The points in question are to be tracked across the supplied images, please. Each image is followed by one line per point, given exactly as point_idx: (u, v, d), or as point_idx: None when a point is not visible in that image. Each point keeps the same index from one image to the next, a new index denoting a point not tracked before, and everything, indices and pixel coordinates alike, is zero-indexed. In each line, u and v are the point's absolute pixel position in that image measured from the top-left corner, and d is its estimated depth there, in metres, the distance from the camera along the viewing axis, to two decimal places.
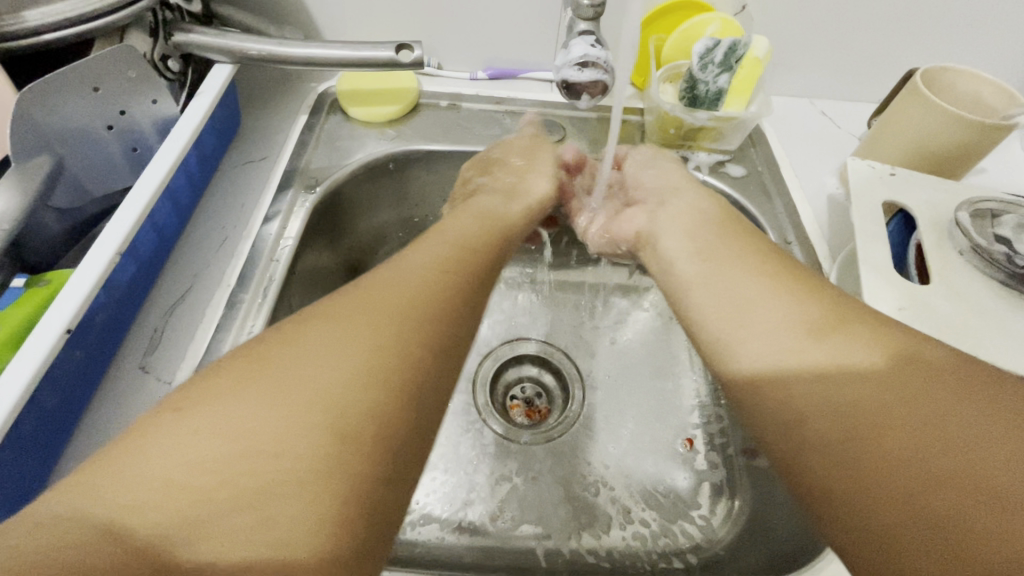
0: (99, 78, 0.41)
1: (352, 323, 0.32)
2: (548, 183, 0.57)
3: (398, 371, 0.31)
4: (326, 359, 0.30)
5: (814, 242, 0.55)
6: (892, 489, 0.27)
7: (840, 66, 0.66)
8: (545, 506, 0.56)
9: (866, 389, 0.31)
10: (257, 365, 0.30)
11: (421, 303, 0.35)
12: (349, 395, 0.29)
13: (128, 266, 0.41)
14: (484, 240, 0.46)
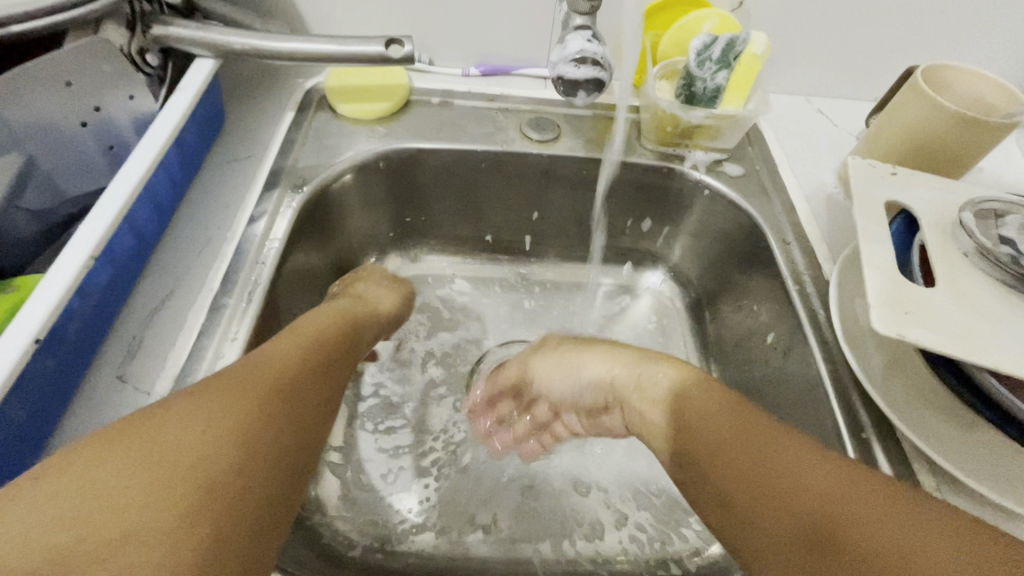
0: (71, 72, 0.40)
1: (220, 388, 0.33)
2: (392, 299, 0.55)
3: (263, 423, 0.32)
4: (194, 427, 0.30)
5: (814, 243, 0.54)
6: (764, 501, 0.32)
7: (837, 64, 0.65)
8: (541, 513, 0.55)
9: (718, 412, 0.38)
10: (141, 431, 0.29)
11: (292, 383, 0.36)
12: (214, 449, 0.30)
13: (104, 270, 0.39)
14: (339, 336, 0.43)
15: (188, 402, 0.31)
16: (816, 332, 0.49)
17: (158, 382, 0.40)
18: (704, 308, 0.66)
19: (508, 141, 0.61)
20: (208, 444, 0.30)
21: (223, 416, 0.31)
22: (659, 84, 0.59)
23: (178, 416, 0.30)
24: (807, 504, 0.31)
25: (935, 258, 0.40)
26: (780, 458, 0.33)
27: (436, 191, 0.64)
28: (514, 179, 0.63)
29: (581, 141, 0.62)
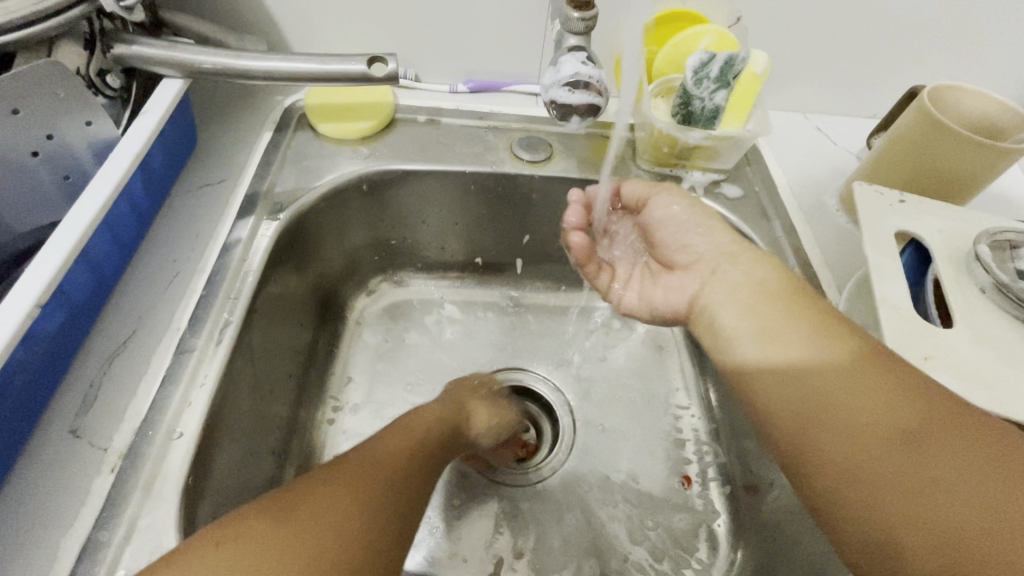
0: (19, 99, 0.36)
1: (348, 491, 0.33)
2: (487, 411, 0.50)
3: (379, 535, 0.32)
4: (327, 519, 0.31)
5: (818, 269, 0.52)
6: (886, 494, 0.31)
7: (836, 81, 0.63)
8: (537, 558, 0.52)
9: (835, 382, 0.35)
10: (286, 516, 0.30)
11: (408, 479, 0.37)
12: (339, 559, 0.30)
13: (55, 313, 0.36)
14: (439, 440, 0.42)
15: (326, 492, 0.32)
16: None
17: (116, 437, 0.37)
18: None
19: (498, 162, 0.58)
20: (339, 535, 0.30)
21: (351, 509, 0.32)
22: (655, 103, 0.57)
23: (320, 501, 0.32)
24: (900, 429, 0.32)
25: (952, 294, 0.38)
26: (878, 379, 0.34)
27: (425, 213, 0.61)
28: (505, 201, 0.60)
29: (575, 161, 0.60)
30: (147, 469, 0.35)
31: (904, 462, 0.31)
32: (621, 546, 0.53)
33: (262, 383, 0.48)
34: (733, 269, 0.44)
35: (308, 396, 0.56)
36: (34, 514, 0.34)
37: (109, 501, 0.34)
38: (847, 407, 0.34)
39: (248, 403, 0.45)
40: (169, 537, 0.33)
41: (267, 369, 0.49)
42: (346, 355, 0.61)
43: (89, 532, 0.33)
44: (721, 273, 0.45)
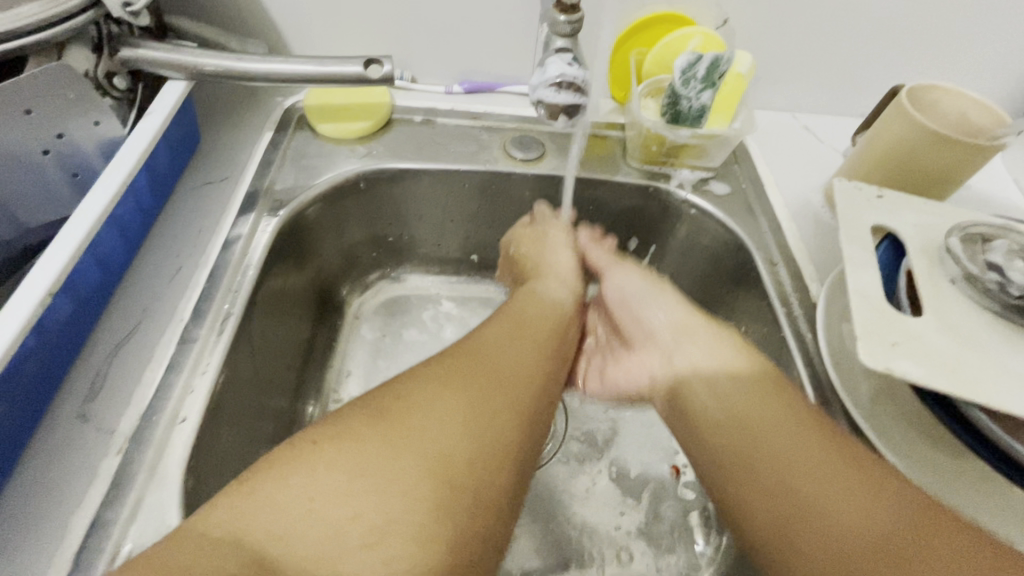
0: (33, 100, 0.38)
1: (450, 387, 0.36)
2: (570, 254, 0.55)
3: (489, 418, 0.35)
4: (431, 416, 0.34)
5: (801, 263, 0.53)
6: (811, 543, 0.33)
7: (821, 81, 0.65)
8: (532, 542, 0.53)
9: (768, 432, 0.38)
10: (392, 416, 0.33)
11: (513, 377, 0.38)
12: (453, 443, 0.33)
13: (65, 303, 0.38)
14: (546, 332, 0.45)
15: (430, 395, 0.35)
16: (805, 357, 0.47)
17: (121, 422, 0.38)
18: None
19: (492, 161, 0.60)
20: (444, 431, 0.33)
21: (454, 406, 0.35)
22: (643, 103, 0.59)
23: (423, 401, 0.34)
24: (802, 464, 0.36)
25: (923, 286, 0.39)
26: (795, 423, 0.38)
27: (422, 210, 0.63)
28: (500, 198, 0.62)
29: (566, 160, 0.61)
30: (151, 452, 0.37)
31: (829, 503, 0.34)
32: (612, 532, 0.54)
33: (262, 374, 0.49)
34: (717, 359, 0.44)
35: (307, 388, 0.57)
36: (44, 494, 0.35)
37: (115, 481, 0.35)
38: (764, 450, 0.38)
39: (248, 392, 0.47)
40: (172, 515, 0.34)
41: (267, 360, 0.50)
42: (344, 349, 0.63)
43: (95, 511, 0.34)
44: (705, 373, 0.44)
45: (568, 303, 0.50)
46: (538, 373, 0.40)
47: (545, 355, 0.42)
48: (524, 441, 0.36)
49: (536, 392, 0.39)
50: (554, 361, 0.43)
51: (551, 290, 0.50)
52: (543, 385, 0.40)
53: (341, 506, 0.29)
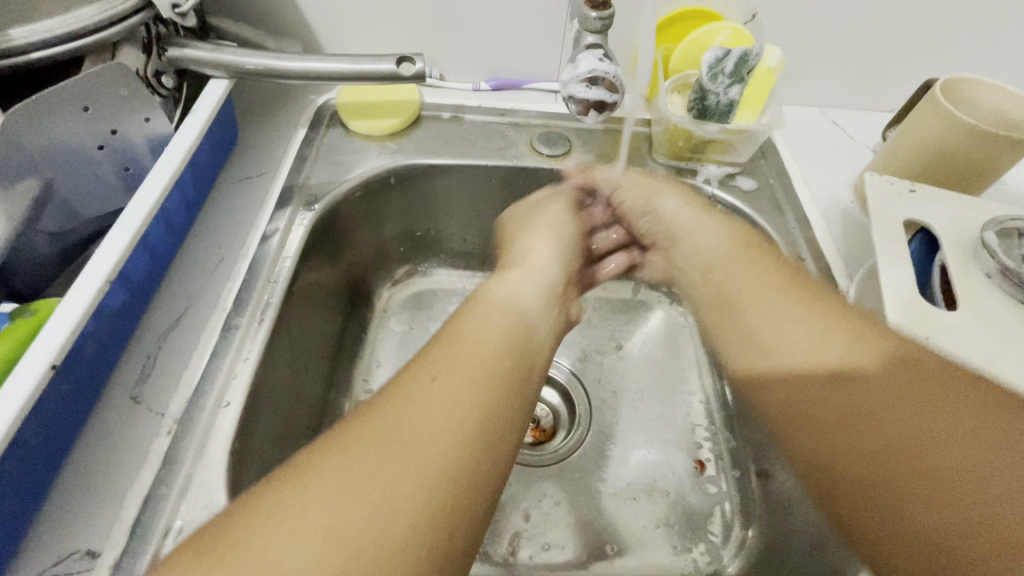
0: (89, 96, 0.39)
1: (351, 463, 0.27)
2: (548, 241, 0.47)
3: (404, 494, 0.26)
4: (276, 536, 0.24)
5: (830, 258, 0.53)
6: (922, 513, 0.27)
7: (851, 76, 0.64)
8: (559, 531, 0.54)
9: (845, 382, 0.33)
10: (225, 546, 0.24)
11: (417, 446, 0.27)
12: (351, 545, 0.24)
13: (119, 292, 0.40)
14: (491, 355, 0.34)
15: (296, 489, 0.25)
16: None
17: (171, 405, 0.40)
18: None
19: (519, 157, 0.61)
20: (295, 554, 0.23)
21: (352, 492, 0.25)
22: (670, 99, 0.59)
23: (268, 514, 0.25)
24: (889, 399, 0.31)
25: (957, 279, 0.39)
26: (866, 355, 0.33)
27: (449, 205, 0.64)
28: (525, 194, 0.63)
29: (592, 156, 0.62)
30: (200, 433, 0.38)
31: (934, 449, 0.28)
32: (636, 523, 0.55)
33: (298, 362, 0.51)
34: (782, 291, 0.40)
35: (340, 378, 0.59)
36: (99, 472, 0.37)
37: (167, 460, 0.37)
38: (850, 385, 0.32)
39: (287, 379, 0.49)
40: (220, 492, 0.36)
41: (303, 349, 0.52)
42: (373, 341, 0.64)
43: (149, 488, 0.36)
44: (773, 303, 0.39)
45: (531, 306, 0.39)
46: (457, 431, 0.29)
47: (472, 402, 0.30)
48: (460, 513, 0.27)
49: (459, 456, 0.28)
50: (493, 401, 0.31)
51: (517, 286, 0.41)
52: (488, 428, 0.30)
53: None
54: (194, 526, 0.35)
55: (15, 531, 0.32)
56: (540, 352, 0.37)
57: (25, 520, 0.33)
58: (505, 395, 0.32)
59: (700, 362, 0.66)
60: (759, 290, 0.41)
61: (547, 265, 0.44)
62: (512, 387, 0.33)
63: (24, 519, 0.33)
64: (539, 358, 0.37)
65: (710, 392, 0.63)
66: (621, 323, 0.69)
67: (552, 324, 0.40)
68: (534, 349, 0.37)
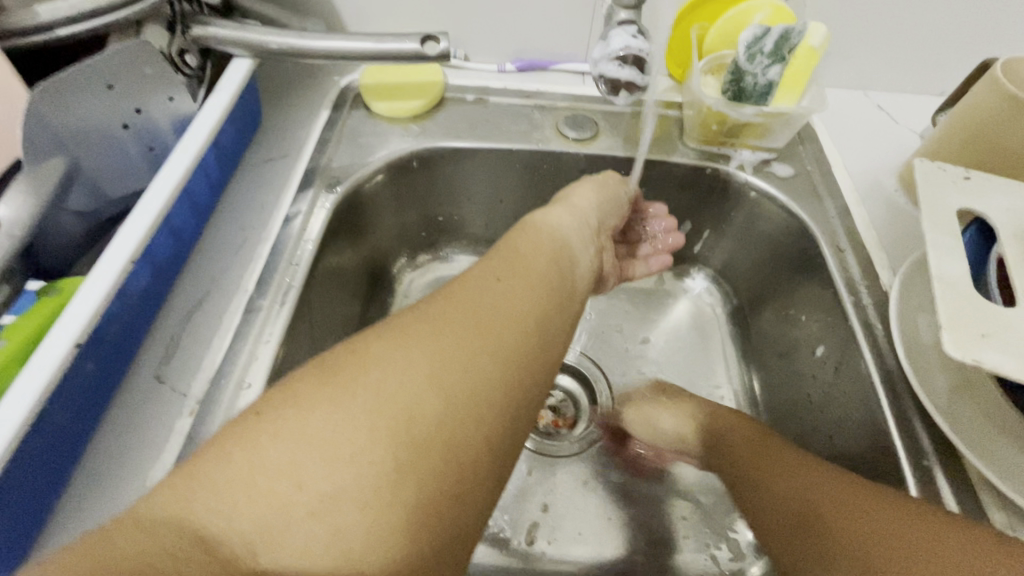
0: (114, 75, 0.39)
1: (427, 332, 0.29)
2: (592, 193, 0.48)
3: (472, 363, 0.28)
4: (392, 370, 0.26)
5: (871, 249, 0.51)
6: None
7: (899, 57, 0.60)
8: (578, 521, 0.53)
9: (828, 505, 0.35)
10: (346, 373, 0.26)
11: (501, 325, 0.31)
12: (426, 398, 0.26)
13: (142, 272, 0.40)
14: (547, 265, 0.37)
15: (378, 356, 0.27)
16: (873, 349, 0.46)
17: (194, 385, 0.40)
18: (746, 316, 0.63)
19: (544, 140, 0.59)
20: (410, 387, 0.26)
21: (427, 356, 0.28)
22: (705, 79, 0.56)
23: (381, 354, 0.27)
24: (841, 498, 0.34)
25: (1017, 273, 0.36)
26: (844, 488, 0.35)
27: (472, 190, 0.63)
28: (550, 179, 0.61)
29: (620, 140, 0.60)
30: (221, 415, 0.38)
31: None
32: (656, 519, 0.54)
33: (319, 346, 0.51)
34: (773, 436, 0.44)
35: None
36: (122, 450, 0.37)
37: (189, 441, 0.37)
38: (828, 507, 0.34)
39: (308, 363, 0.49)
40: None
41: (324, 332, 0.52)
42: None
43: (171, 468, 0.36)
44: (776, 442, 0.43)
45: (575, 232, 0.43)
46: (531, 320, 0.32)
47: (538, 298, 0.34)
48: (518, 386, 0.30)
49: (532, 340, 0.32)
50: (556, 304, 0.35)
51: (562, 218, 0.43)
52: (543, 323, 0.33)
53: (279, 484, 0.23)
54: None
55: (41, 506, 0.33)
56: (580, 275, 0.40)
57: (50, 494, 0.33)
58: (564, 302, 0.36)
59: (728, 356, 0.64)
60: (750, 445, 0.44)
61: (589, 210, 0.46)
62: (568, 299, 0.36)
63: (49, 494, 0.34)
64: (582, 281, 0.40)
65: (737, 387, 0.61)
66: (646, 313, 0.67)
67: (591, 256, 0.43)
68: (579, 269, 0.40)
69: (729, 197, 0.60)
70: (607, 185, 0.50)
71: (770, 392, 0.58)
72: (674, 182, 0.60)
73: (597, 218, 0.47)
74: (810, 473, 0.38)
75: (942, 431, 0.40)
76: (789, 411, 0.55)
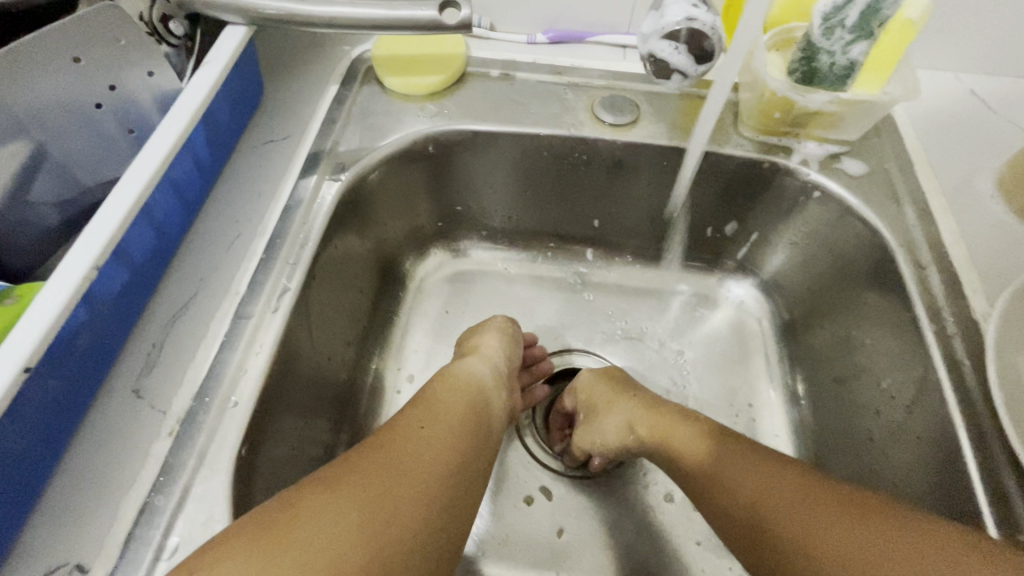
0: (78, 44, 0.35)
1: (353, 488, 0.31)
2: (497, 338, 0.49)
3: (397, 511, 0.31)
4: (320, 528, 0.29)
5: (959, 269, 0.43)
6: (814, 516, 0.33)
7: (1005, 33, 0.51)
8: (598, 552, 0.49)
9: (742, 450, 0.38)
10: (281, 532, 0.28)
11: (424, 471, 0.33)
12: (349, 555, 0.28)
13: (117, 273, 0.35)
14: (465, 413, 0.39)
15: (305, 515, 0.29)
16: (958, 389, 0.39)
17: (174, 402, 0.36)
18: (797, 332, 0.56)
19: (576, 125, 0.52)
20: (337, 549, 0.28)
21: (350, 512, 0.30)
22: (769, 57, 0.48)
23: (312, 511, 0.29)
24: (794, 497, 0.34)
25: None
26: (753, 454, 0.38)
27: (493, 178, 0.56)
28: (581, 169, 0.54)
29: (663, 127, 0.52)
30: (203, 436, 0.34)
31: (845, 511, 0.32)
32: (679, 549, 0.49)
33: (320, 350, 0.46)
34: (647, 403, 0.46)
35: (366, 363, 0.54)
36: (91, 477, 0.33)
37: (167, 466, 0.33)
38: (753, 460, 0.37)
39: (307, 371, 0.44)
40: (221, 506, 0.33)
41: (326, 335, 0.47)
42: (405, 322, 0.59)
43: (145, 497, 0.33)
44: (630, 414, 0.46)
45: (490, 381, 0.44)
46: (449, 468, 0.34)
47: (457, 444, 0.36)
48: (442, 535, 0.32)
49: (453, 490, 0.34)
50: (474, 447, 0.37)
51: (473, 364, 0.44)
52: (464, 469, 0.35)
53: None
54: (191, 546, 0.31)
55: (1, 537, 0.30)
56: (494, 423, 0.41)
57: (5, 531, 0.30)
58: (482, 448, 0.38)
59: (771, 372, 0.57)
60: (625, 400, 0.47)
61: (497, 354, 0.47)
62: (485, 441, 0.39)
63: (6, 528, 0.30)
64: (496, 426, 0.41)
65: (782, 410, 0.55)
66: (681, 320, 0.61)
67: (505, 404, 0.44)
68: (493, 413, 0.42)
69: (787, 195, 0.52)
70: (505, 327, 0.51)
71: (819, 419, 0.52)
72: (725, 177, 0.53)
73: (507, 363, 0.47)
74: (745, 465, 0.37)
75: (934, 488, 0.39)
76: (842, 445, 0.49)
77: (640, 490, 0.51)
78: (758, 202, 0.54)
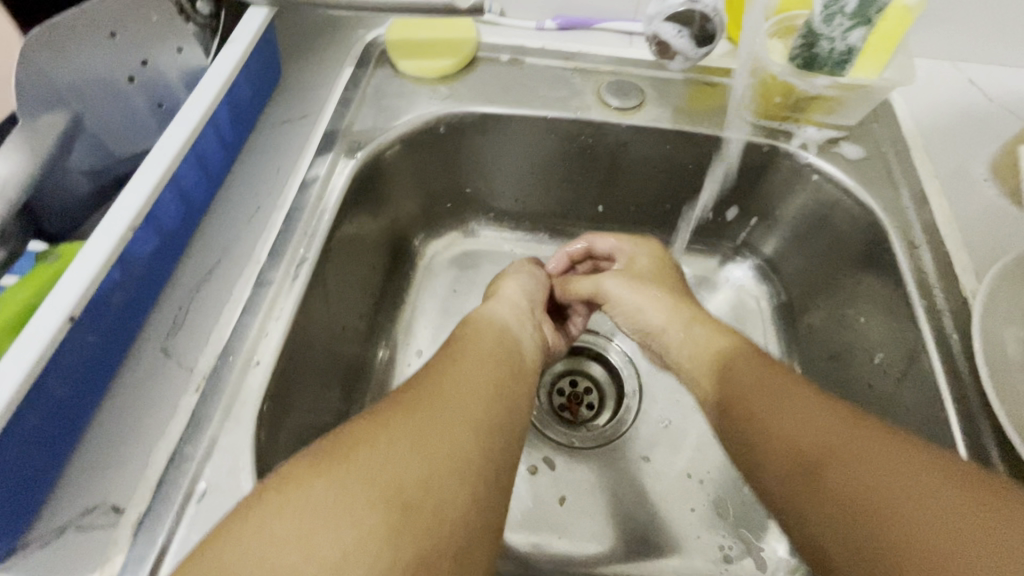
0: (117, 22, 0.38)
1: (404, 411, 0.32)
2: (519, 282, 0.50)
3: (448, 424, 0.32)
4: (376, 448, 0.30)
5: (951, 249, 0.45)
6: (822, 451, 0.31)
7: (1004, 23, 0.52)
8: (599, 518, 0.51)
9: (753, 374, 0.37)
10: (338, 455, 0.30)
11: (467, 393, 0.35)
12: (410, 465, 0.30)
13: (148, 238, 0.37)
14: (499, 347, 0.40)
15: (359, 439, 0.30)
16: (945, 361, 0.40)
17: (200, 360, 0.38)
18: (793, 312, 0.58)
19: (583, 108, 0.54)
20: (394, 462, 0.29)
21: (402, 430, 0.31)
22: (770, 43, 0.50)
23: (365, 435, 0.31)
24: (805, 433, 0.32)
25: None
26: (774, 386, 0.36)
27: (503, 158, 0.58)
28: (587, 152, 0.56)
29: (668, 111, 0.54)
30: (228, 392, 0.37)
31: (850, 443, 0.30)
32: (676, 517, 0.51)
33: (335, 319, 0.48)
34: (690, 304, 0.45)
35: (377, 337, 0.56)
36: (122, 428, 0.36)
37: (194, 419, 0.36)
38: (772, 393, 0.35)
39: (322, 339, 0.46)
40: (245, 456, 0.35)
41: (340, 306, 0.49)
42: (414, 298, 0.61)
43: (174, 446, 0.35)
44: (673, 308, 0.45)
45: (514, 321, 0.45)
46: (490, 389, 0.36)
47: (493, 368, 0.38)
48: (495, 444, 0.34)
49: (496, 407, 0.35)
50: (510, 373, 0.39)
51: (497, 306, 0.45)
52: (504, 392, 0.37)
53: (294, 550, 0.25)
54: (218, 491, 0.34)
55: (44, 478, 0.32)
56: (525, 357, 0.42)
57: (47, 472, 0.32)
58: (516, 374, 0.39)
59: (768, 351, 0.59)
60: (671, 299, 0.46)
61: (518, 295, 0.48)
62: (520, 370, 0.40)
63: (48, 470, 0.32)
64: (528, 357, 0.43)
65: None
66: None
67: (533, 335, 0.45)
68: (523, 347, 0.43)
69: (786, 181, 0.54)
70: (529, 269, 0.52)
71: None
72: (727, 160, 0.54)
73: (529, 300, 0.49)
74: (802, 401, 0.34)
75: None
76: None
77: (641, 460, 0.53)
78: (759, 185, 0.55)
